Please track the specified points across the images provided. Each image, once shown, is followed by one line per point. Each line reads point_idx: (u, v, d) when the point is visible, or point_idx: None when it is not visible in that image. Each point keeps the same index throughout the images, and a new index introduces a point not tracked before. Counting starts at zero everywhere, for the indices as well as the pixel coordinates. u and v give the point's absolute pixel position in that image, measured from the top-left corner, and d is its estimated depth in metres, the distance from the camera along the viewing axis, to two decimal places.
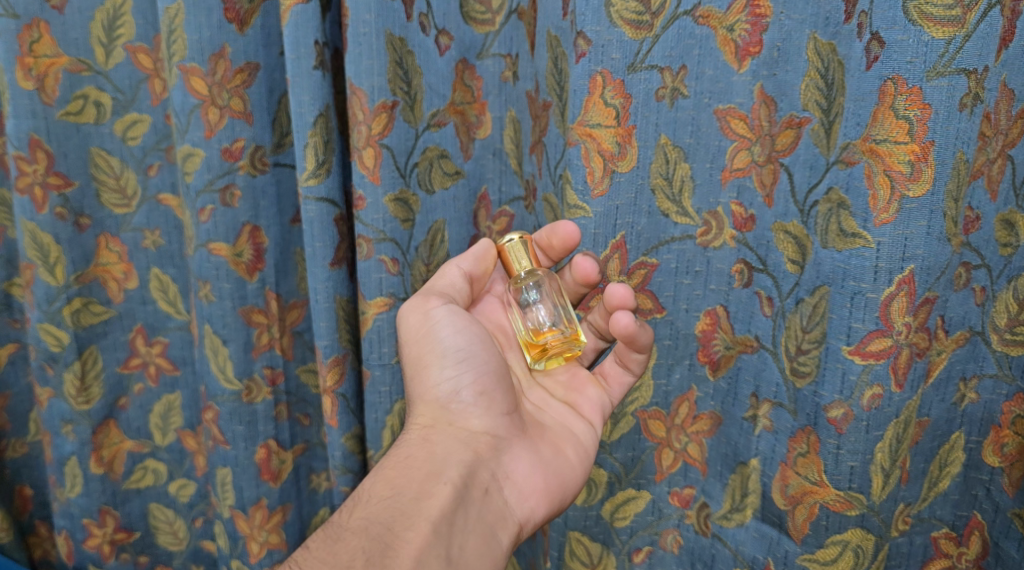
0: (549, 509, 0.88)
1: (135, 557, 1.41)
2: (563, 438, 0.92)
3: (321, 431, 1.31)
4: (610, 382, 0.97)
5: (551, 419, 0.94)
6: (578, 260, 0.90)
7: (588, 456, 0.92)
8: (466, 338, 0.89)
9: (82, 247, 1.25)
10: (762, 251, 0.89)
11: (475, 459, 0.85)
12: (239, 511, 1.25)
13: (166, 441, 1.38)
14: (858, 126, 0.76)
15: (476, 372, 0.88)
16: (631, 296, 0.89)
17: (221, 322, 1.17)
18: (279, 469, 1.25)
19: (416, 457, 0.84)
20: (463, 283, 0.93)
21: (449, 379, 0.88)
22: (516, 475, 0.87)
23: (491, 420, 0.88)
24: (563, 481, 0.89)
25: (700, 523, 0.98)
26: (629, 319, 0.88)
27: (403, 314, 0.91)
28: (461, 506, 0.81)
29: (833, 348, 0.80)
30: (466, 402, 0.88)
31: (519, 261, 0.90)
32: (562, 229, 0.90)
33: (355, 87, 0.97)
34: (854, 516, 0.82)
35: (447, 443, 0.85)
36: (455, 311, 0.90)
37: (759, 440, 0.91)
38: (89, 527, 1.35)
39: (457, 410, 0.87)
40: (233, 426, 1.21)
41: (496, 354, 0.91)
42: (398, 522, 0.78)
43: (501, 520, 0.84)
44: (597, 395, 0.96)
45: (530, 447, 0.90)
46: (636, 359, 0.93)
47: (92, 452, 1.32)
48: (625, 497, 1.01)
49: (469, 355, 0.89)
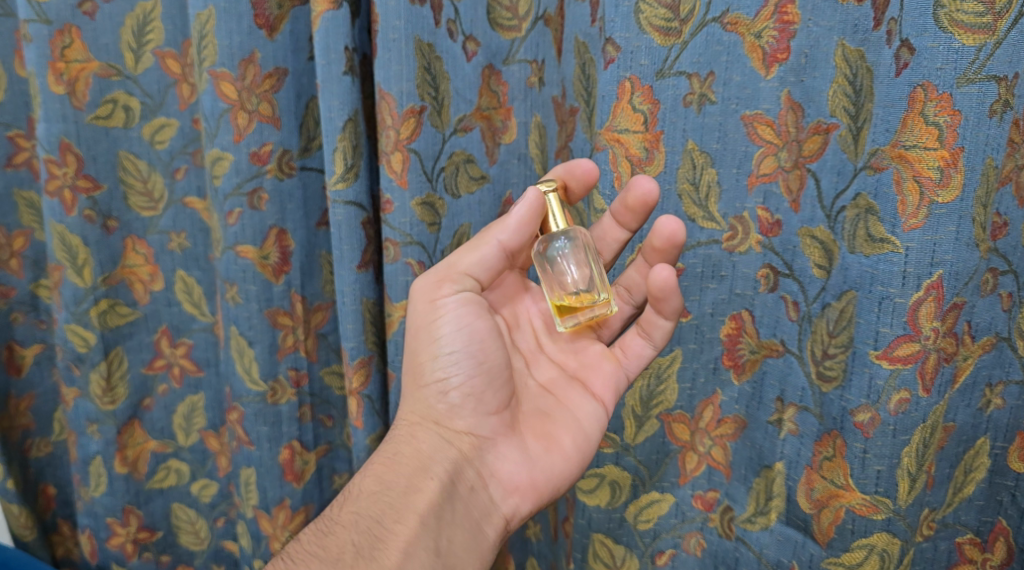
0: (537, 502, 0.90)
1: (158, 556, 1.43)
2: (557, 428, 0.92)
3: (344, 432, 1.31)
4: (627, 355, 0.95)
5: (551, 406, 0.94)
6: (637, 179, 0.86)
7: (587, 444, 0.92)
8: (466, 335, 0.89)
9: (109, 249, 1.27)
10: (788, 256, 0.89)
11: (460, 458, 0.88)
12: (262, 511, 1.27)
13: (189, 441, 1.39)
14: (887, 132, 0.77)
15: (469, 372, 0.89)
16: (682, 231, 0.87)
17: (247, 324, 1.19)
18: (303, 469, 1.27)
19: (403, 453, 0.88)
20: (494, 261, 0.88)
21: (440, 377, 0.89)
22: (502, 472, 0.90)
23: (477, 420, 0.90)
24: (554, 476, 0.90)
25: (723, 526, 0.99)
26: (669, 272, 0.87)
27: (410, 301, 0.91)
28: (447, 501, 0.86)
29: (860, 352, 0.81)
30: (453, 402, 0.89)
31: (555, 220, 0.86)
32: (579, 168, 0.88)
33: (384, 92, 0.98)
34: (880, 520, 0.82)
35: (433, 441, 0.88)
36: (463, 303, 0.89)
37: (784, 444, 0.92)
38: (113, 526, 1.37)
39: (444, 408, 0.89)
40: (258, 427, 1.23)
41: (495, 351, 0.90)
42: (387, 515, 0.84)
43: (487, 515, 0.88)
44: (611, 371, 0.95)
45: (519, 443, 0.91)
46: (661, 327, 0.92)
47: (116, 452, 1.34)
48: (649, 499, 1.01)
49: (463, 355, 0.89)
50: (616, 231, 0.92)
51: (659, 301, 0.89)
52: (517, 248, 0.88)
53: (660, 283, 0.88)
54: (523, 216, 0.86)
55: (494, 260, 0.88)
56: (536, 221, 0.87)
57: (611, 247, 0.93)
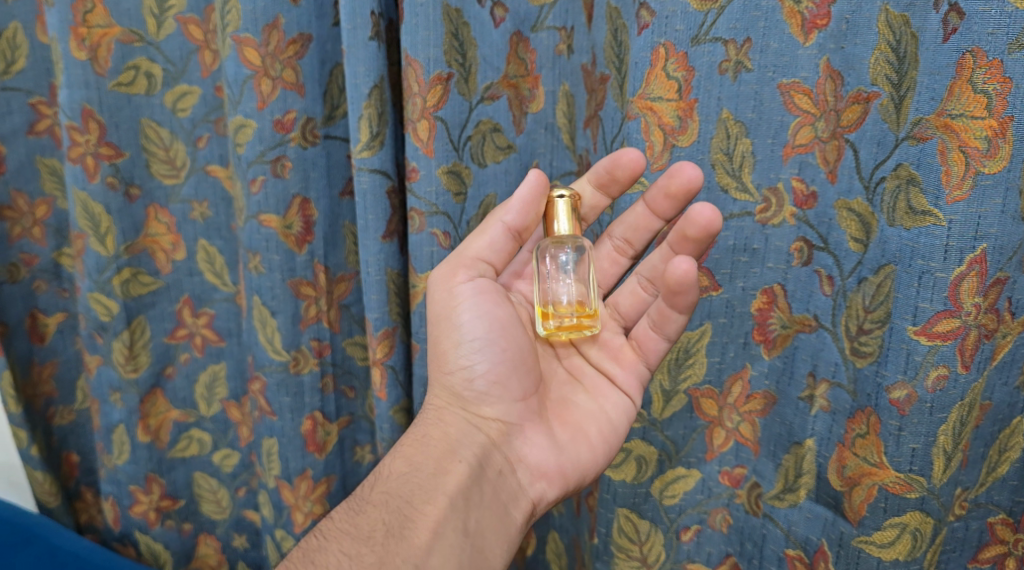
0: (564, 489, 0.91)
1: (180, 524, 1.44)
2: (582, 418, 0.93)
3: (366, 404, 1.31)
4: (645, 349, 0.94)
5: (579, 395, 0.95)
6: (681, 165, 0.86)
7: (614, 435, 0.93)
8: (487, 323, 0.90)
9: (132, 217, 1.27)
10: (823, 229, 0.87)
11: (487, 443, 0.89)
12: (284, 482, 1.27)
13: (211, 410, 1.40)
14: (932, 100, 0.74)
15: (492, 360, 0.90)
16: (718, 220, 0.86)
17: (271, 293, 1.18)
18: (325, 441, 1.27)
19: (432, 436, 0.89)
20: (502, 242, 0.91)
21: (464, 364, 0.90)
22: (530, 458, 0.91)
23: (504, 407, 0.91)
24: (581, 465, 0.91)
25: (750, 503, 0.97)
26: (691, 264, 0.85)
27: (430, 289, 0.93)
28: (475, 484, 0.87)
29: (897, 328, 0.79)
30: (480, 389, 0.90)
31: (561, 222, 0.88)
32: (625, 157, 0.88)
33: (411, 58, 0.97)
34: (913, 499, 0.81)
35: (461, 425, 0.90)
36: (480, 290, 0.91)
37: (815, 420, 0.90)
38: (135, 493, 1.38)
39: (471, 395, 0.90)
40: (281, 398, 1.23)
41: (519, 338, 0.91)
42: (417, 496, 0.84)
43: (515, 499, 0.89)
44: (631, 361, 0.95)
45: (546, 430, 0.92)
46: (673, 322, 0.90)
47: (139, 421, 1.35)
48: (675, 475, 1.00)
49: (486, 342, 0.90)
50: (652, 219, 0.92)
51: (676, 294, 0.87)
52: (524, 230, 0.91)
53: (678, 276, 0.86)
54: (526, 196, 0.89)
55: (502, 241, 0.91)
56: (541, 200, 0.90)
57: (642, 234, 0.95)
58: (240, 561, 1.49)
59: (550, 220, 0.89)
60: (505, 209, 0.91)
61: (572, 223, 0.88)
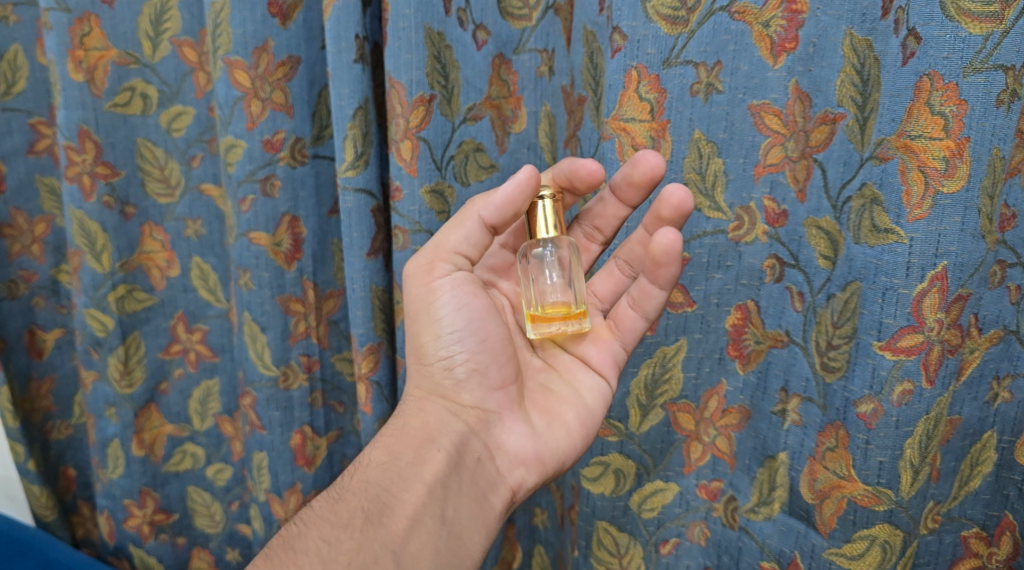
0: (543, 475, 0.92)
1: (174, 538, 1.46)
2: (561, 403, 0.94)
3: (355, 419, 1.33)
4: (622, 328, 0.95)
5: (557, 379, 0.96)
6: (642, 154, 0.86)
7: (592, 419, 0.94)
8: (466, 314, 0.91)
9: (127, 235, 1.30)
10: (794, 246, 0.89)
11: (467, 431, 0.91)
12: (274, 495, 1.30)
13: (204, 425, 1.42)
14: (892, 122, 0.77)
15: (471, 348, 0.92)
16: (688, 201, 0.86)
17: (260, 309, 1.21)
18: (314, 454, 1.29)
19: (412, 425, 0.91)
20: (478, 236, 0.89)
21: (444, 355, 0.92)
22: (509, 445, 0.92)
23: (483, 394, 0.93)
24: (560, 451, 0.93)
25: (727, 515, 0.99)
26: (675, 237, 0.85)
27: (407, 283, 0.93)
28: (453, 472, 0.88)
29: (863, 343, 0.81)
30: (460, 377, 0.92)
31: (546, 222, 0.88)
32: (584, 168, 0.88)
33: (394, 81, 0.99)
34: (882, 511, 0.82)
35: (441, 415, 0.92)
36: (458, 284, 0.91)
37: (788, 434, 0.91)
38: (130, 507, 1.40)
39: (450, 383, 0.92)
40: (270, 412, 1.25)
41: (497, 328, 0.92)
42: (396, 484, 0.86)
43: (493, 486, 0.91)
44: (609, 341, 0.96)
45: (525, 418, 0.94)
46: (654, 297, 0.91)
47: (133, 435, 1.37)
48: (653, 488, 1.01)
49: (465, 333, 0.91)
50: (620, 208, 0.93)
51: (659, 265, 0.87)
52: (502, 225, 0.88)
53: (662, 248, 0.86)
54: (510, 194, 0.85)
55: (478, 235, 0.89)
56: (523, 198, 0.86)
57: (608, 223, 0.95)
58: None
59: (532, 222, 0.89)
60: (484, 203, 0.88)
61: (556, 224, 0.88)
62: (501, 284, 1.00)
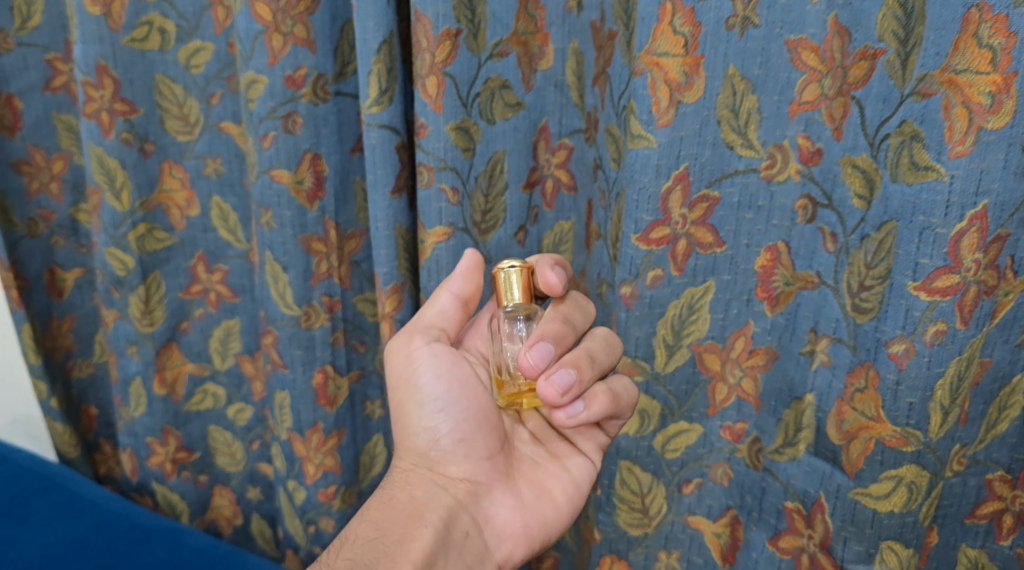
0: (531, 548, 0.91)
1: (196, 476, 1.48)
2: (549, 477, 0.94)
3: (376, 359, 1.34)
4: (609, 412, 0.98)
5: (543, 455, 0.96)
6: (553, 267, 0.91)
7: (578, 492, 0.95)
8: (446, 385, 0.92)
9: (147, 173, 1.29)
10: (828, 186, 0.88)
11: (456, 504, 0.88)
12: (296, 434, 1.31)
13: (225, 364, 1.43)
14: (937, 56, 0.74)
15: (454, 420, 0.92)
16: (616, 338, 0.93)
17: (282, 249, 1.21)
18: (336, 394, 1.30)
19: (398, 499, 0.88)
20: (451, 311, 0.95)
21: (428, 427, 0.92)
22: (497, 518, 0.91)
23: (471, 466, 0.91)
24: (548, 522, 0.92)
25: (751, 457, 0.98)
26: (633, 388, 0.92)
27: (388, 358, 0.95)
28: (442, 548, 0.85)
29: (897, 284, 0.80)
30: (445, 449, 0.91)
31: (512, 293, 0.87)
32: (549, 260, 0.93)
33: (420, 13, 0.97)
34: (910, 452, 0.82)
35: (427, 487, 0.89)
36: (436, 353, 0.93)
37: (815, 375, 0.91)
38: (153, 445, 1.42)
39: (437, 455, 0.91)
40: (292, 350, 1.27)
41: (479, 397, 0.94)
42: (383, 562, 0.81)
43: (481, 561, 0.88)
44: (593, 422, 0.98)
45: (512, 490, 0.93)
46: (625, 388, 0.92)
47: (156, 374, 1.38)
48: (677, 429, 1.02)
49: (449, 401, 0.92)
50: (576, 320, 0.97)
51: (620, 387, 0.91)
52: (471, 298, 0.95)
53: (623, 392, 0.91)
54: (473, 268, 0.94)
55: (450, 310, 0.95)
56: (484, 273, 0.94)
57: None
58: (254, 513, 1.53)
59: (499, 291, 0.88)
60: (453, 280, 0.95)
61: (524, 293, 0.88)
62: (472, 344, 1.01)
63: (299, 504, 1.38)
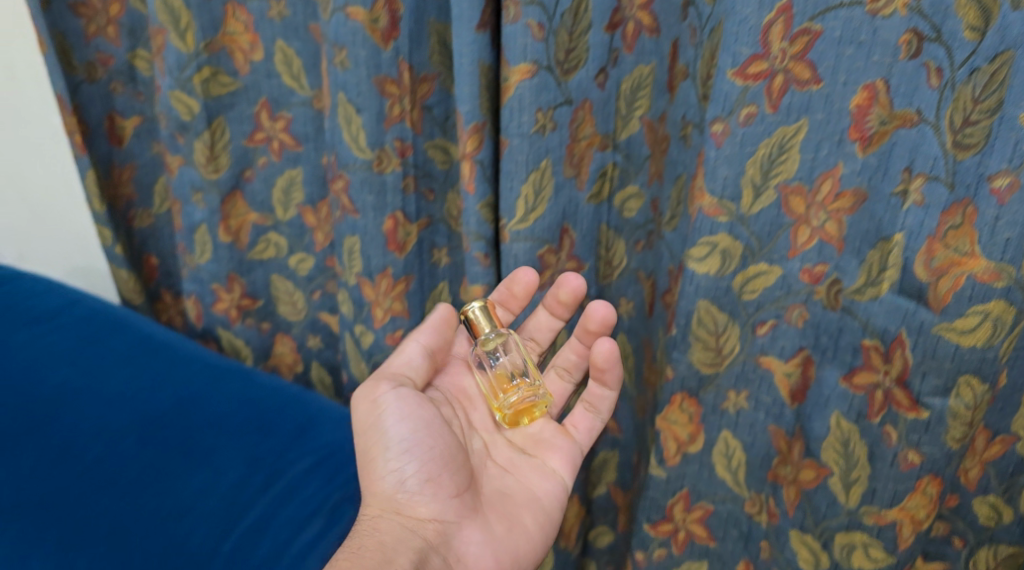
0: None
1: (258, 321, 1.66)
2: (519, 506, 1.10)
3: (445, 207, 1.36)
4: (576, 429, 1.20)
5: (510, 480, 1.13)
6: (567, 277, 1.15)
7: (546, 519, 1.11)
8: (410, 426, 1.07)
9: (211, 14, 1.36)
10: (937, 19, 0.86)
11: (427, 544, 1.01)
12: (366, 278, 1.36)
13: (287, 215, 1.55)
14: None
15: (419, 463, 1.05)
16: (610, 309, 1.15)
17: (356, 90, 1.21)
18: (405, 241, 1.32)
19: (370, 546, 0.98)
20: (419, 362, 1.14)
21: (394, 469, 1.05)
22: (469, 556, 1.04)
23: (439, 506, 1.04)
24: (517, 551, 1.07)
25: (829, 298, 1.00)
26: (610, 345, 1.13)
27: (355, 406, 1.11)
28: None
29: (1009, 115, 0.83)
30: (412, 490, 1.04)
31: (485, 327, 1.10)
32: (521, 278, 1.13)
33: None
34: (1000, 287, 0.86)
35: (398, 530, 1.01)
36: (402, 396, 1.09)
37: (906, 215, 0.91)
38: (218, 292, 1.61)
39: (405, 498, 1.04)
40: (364, 196, 1.28)
41: (442, 436, 1.08)
42: None
43: None
44: (564, 443, 1.18)
45: (482, 524, 1.07)
46: (604, 395, 1.19)
47: (220, 221, 1.53)
48: (756, 270, 1.02)
49: (413, 443, 1.06)
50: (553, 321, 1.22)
51: (604, 367, 1.15)
52: (436, 347, 1.16)
53: (604, 355, 1.14)
54: (439, 324, 1.16)
55: (417, 360, 1.14)
56: (449, 325, 1.17)
57: (545, 335, 1.23)
58: (313, 359, 1.70)
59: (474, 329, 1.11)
60: (421, 332, 1.16)
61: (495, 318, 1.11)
62: (434, 391, 1.17)
63: (367, 348, 1.44)
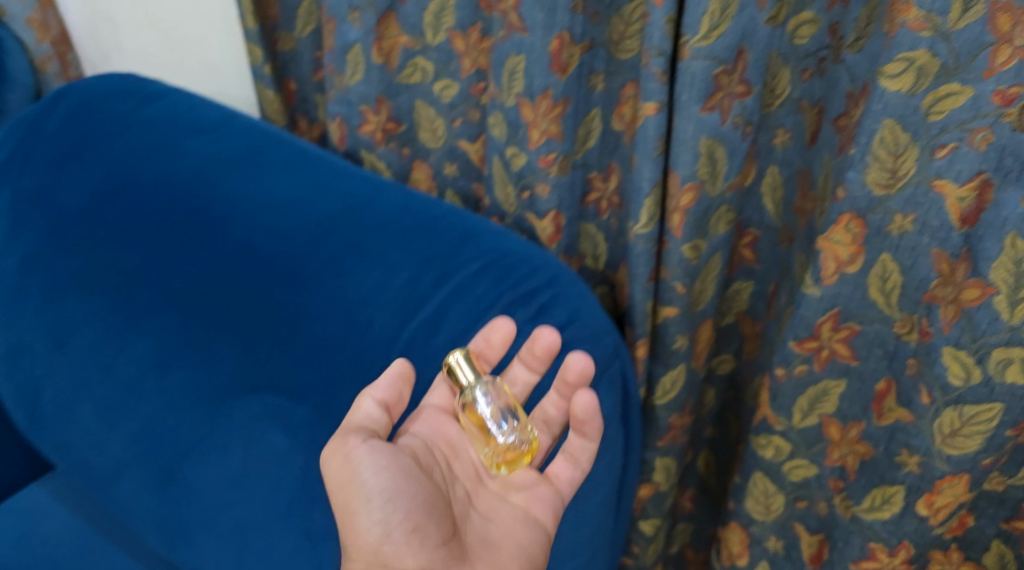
0: None
1: (400, 146, 1.74)
2: (498, 542, 1.29)
3: (608, 32, 1.38)
4: (559, 479, 1.36)
5: (490, 525, 1.32)
6: (542, 331, 1.34)
7: (531, 557, 1.29)
8: (385, 478, 1.21)
9: None
10: None
11: None
12: (526, 99, 1.39)
13: (437, 40, 1.55)
14: None
15: (404, 512, 1.20)
16: (591, 363, 1.34)
17: None
18: (568, 63, 1.35)
19: None
20: (378, 414, 1.25)
21: (378, 524, 1.19)
22: None
23: (426, 551, 1.19)
24: None
25: (1021, 120, 1.01)
26: (590, 398, 1.31)
27: (326, 461, 1.22)
28: None
29: None
30: (398, 539, 1.18)
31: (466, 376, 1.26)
32: (541, 338, 1.34)
33: None
34: None
35: None
36: (374, 449, 1.22)
37: None
38: (366, 114, 1.67)
39: (390, 550, 1.18)
40: (535, 13, 1.31)
41: (415, 489, 1.23)
42: None
43: None
44: (547, 492, 1.34)
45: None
46: (585, 447, 1.36)
47: (374, 42, 1.57)
48: (948, 91, 1.04)
49: (388, 492, 1.20)
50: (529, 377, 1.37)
51: (584, 419, 1.33)
52: (392, 400, 1.27)
53: (585, 405, 1.32)
54: (389, 382, 1.27)
55: (376, 414, 1.25)
56: (404, 381, 1.27)
57: (521, 387, 1.38)
58: (448, 187, 1.77)
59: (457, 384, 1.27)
60: (376, 386, 1.26)
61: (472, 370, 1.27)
62: (410, 441, 1.31)
63: (518, 170, 1.50)
